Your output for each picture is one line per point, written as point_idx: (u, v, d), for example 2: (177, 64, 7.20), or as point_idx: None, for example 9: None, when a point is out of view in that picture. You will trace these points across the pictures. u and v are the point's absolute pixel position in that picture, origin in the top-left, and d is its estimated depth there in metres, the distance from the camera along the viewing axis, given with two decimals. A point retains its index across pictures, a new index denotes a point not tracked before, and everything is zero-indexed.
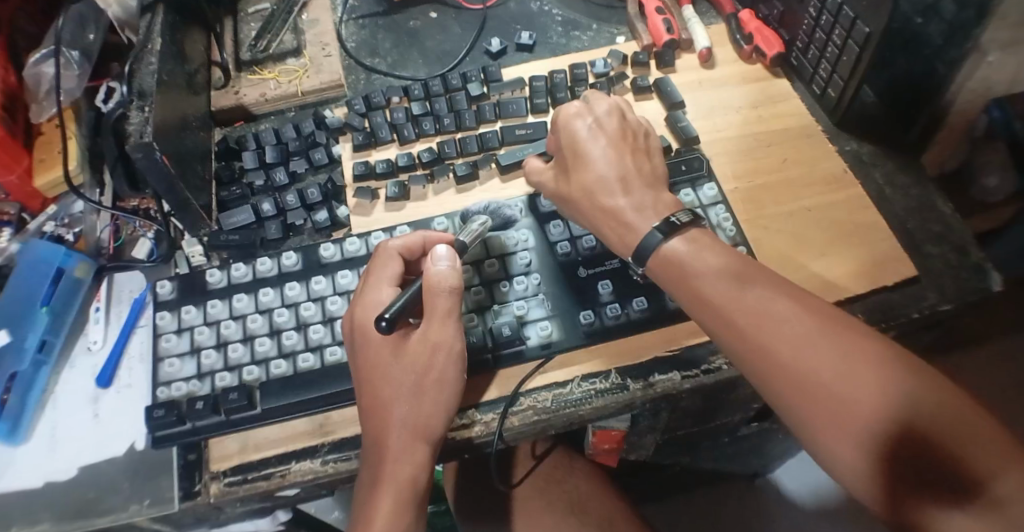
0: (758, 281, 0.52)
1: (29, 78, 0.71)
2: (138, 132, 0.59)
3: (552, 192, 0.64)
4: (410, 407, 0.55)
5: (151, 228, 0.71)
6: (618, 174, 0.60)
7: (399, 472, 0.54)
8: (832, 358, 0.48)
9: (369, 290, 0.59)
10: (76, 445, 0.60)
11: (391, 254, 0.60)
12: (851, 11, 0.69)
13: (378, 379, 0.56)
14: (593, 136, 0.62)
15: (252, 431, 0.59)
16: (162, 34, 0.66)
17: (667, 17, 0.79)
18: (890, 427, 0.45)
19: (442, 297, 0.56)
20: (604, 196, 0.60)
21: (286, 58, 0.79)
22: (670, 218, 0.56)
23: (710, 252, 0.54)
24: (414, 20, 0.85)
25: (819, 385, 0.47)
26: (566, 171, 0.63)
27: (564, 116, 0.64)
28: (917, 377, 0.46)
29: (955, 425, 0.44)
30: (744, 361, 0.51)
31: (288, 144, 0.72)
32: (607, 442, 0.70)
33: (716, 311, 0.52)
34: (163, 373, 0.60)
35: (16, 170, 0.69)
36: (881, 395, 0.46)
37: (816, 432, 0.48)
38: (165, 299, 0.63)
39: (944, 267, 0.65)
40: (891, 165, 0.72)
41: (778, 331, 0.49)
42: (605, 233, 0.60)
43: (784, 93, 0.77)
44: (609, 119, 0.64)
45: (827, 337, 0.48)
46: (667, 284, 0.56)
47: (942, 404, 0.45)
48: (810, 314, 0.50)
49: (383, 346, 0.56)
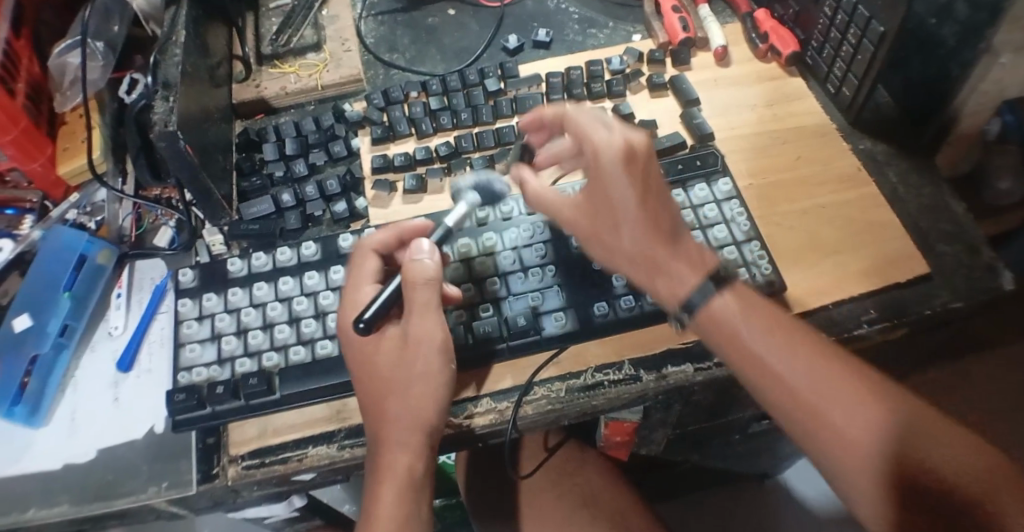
0: (801, 339, 0.56)
1: (54, 68, 0.73)
2: (162, 121, 0.61)
3: (587, 233, 0.60)
4: (399, 399, 0.56)
5: (172, 217, 0.73)
6: (660, 229, 0.58)
7: (394, 465, 0.55)
8: (872, 417, 0.52)
9: (351, 289, 0.59)
10: (95, 427, 0.61)
11: (366, 250, 0.61)
12: (866, 10, 0.69)
13: (365, 373, 0.57)
14: (641, 182, 0.57)
15: (270, 415, 0.60)
16: (186, 27, 0.68)
17: (683, 16, 0.80)
18: (924, 478, 0.50)
19: (421, 290, 0.57)
20: (648, 255, 0.58)
21: (307, 53, 0.80)
22: (711, 272, 0.58)
23: (754, 307, 0.57)
24: (433, 17, 0.86)
25: (846, 429, 0.52)
26: (610, 215, 0.58)
27: (601, 148, 0.57)
28: (945, 434, 0.52)
29: (959, 460, 0.51)
30: (788, 416, 0.55)
31: (308, 137, 0.73)
32: (618, 435, 0.71)
33: (764, 368, 0.55)
34: (184, 358, 0.61)
35: (40, 159, 0.70)
36: (896, 437, 0.52)
37: (856, 484, 0.52)
38: (188, 286, 0.64)
39: (956, 265, 0.65)
40: (904, 164, 0.72)
41: (825, 390, 0.54)
42: (655, 284, 0.58)
43: (799, 92, 0.78)
44: (645, 154, 0.58)
45: (866, 398, 0.53)
46: (710, 340, 0.57)
47: (968, 459, 0.51)
48: (851, 375, 0.54)
49: (365, 342, 0.57)
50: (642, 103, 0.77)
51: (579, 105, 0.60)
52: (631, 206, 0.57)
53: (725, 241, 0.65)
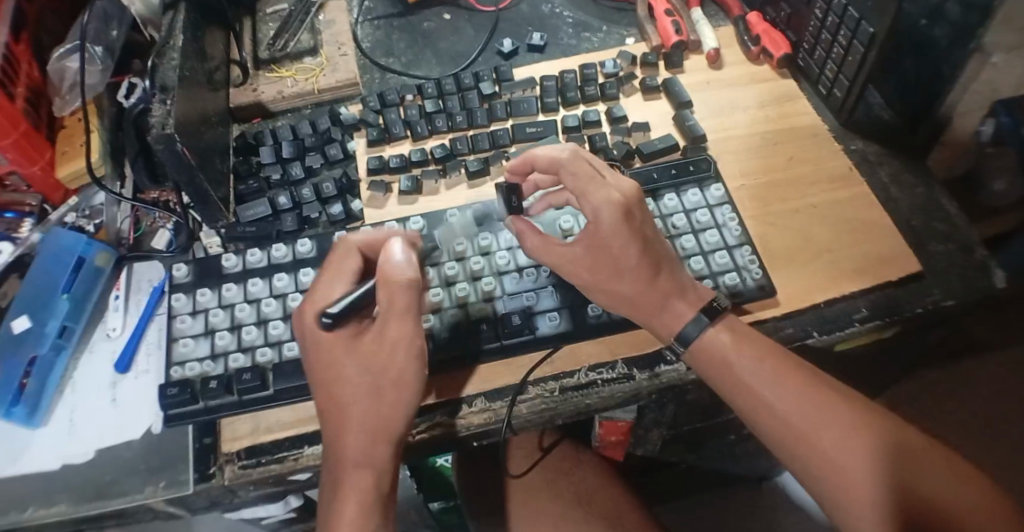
0: (794, 369, 0.58)
1: (53, 73, 0.73)
2: (160, 124, 0.61)
3: (588, 282, 0.59)
4: (362, 409, 0.54)
5: (170, 220, 0.74)
6: (655, 273, 0.59)
7: (360, 479, 0.53)
8: (863, 444, 0.55)
9: (324, 280, 0.58)
10: (93, 428, 0.62)
11: (350, 247, 0.59)
12: (856, 11, 0.70)
13: (328, 379, 0.55)
14: (642, 234, 0.58)
15: (264, 413, 0.60)
16: (183, 32, 0.68)
17: (676, 19, 0.81)
18: (910, 501, 0.53)
19: (401, 291, 0.54)
20: (650, 301, 0.59)
21: (304, 57, 0.81)
22: (711, 303, 0.60)
23: (746, 338, 0.59)
24: (429, 22, 0.86)
25: (838, 456, 0.55)
26: (611, 266, 0.58)
27: (599, 199, 0.57)
28: (927, 457, 0.56)
29: (945, 488, 0.54)
30: (782, 443, 0.57)
31: (304, 140, 0.73)
32: (613, 434, 0.72)
33: (756, 395, 0.57)
34: (177, 353, 0.61)
35: (39, 163, 0.70)
36: (886, 468, 0.54)
37: (848, 509, 0.54)
38: (181, 281, 0.65)
39: (949, 264, 0.66)
40: (897, 164, 0.73)
41: (816, 418, 0.56)
42: (652, 322, 0.60)
43: (792, 93, 0.78)
44: (634, 203, 0.58)
45: (856, 424, 0.56)
46: (704, 370, 0.59)
47: (949, 482, 0.55)
48: (843, 403, 0.57)
49: (335, 340, 0.55)
50: (636, 105, 0.77)
51: (572, 153, 0.59)
52: (635, 257, 0.58)
53: (717, 245, 0.66)
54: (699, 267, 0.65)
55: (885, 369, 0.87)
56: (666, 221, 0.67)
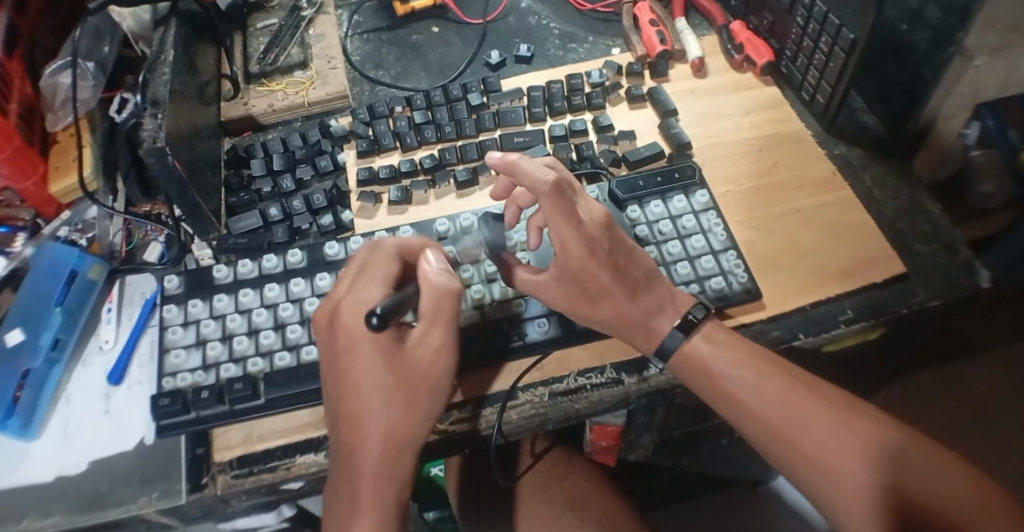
0: (777, 375, 0.58)
1: (46, 89, 0.74)
2: (151, 137, 0.62)
3: (564, 308, 0.60)
4: (388, 420, 0.53)
5: (162, 232, 0.74)
6: (632, 295, 0.59)
7: (381, 494, 0.52)
8: (851, 447, 0.55)
9: (362, 286, 0.56)
10: (86, 439, 0.62)
11: (389, 255, 0.58)
12: (837, 18, 0.71)
13: (350, 388, 0.53)
14: (614, 264, 0.58)
15: (256, 421, 0.61)
16: (174, 46, 0.70)
17: (660, 29, 0.82)
18: (905, 504, 0.53)
19: (446, 299, 0.56)
20: (634, 323, 0.60)
21: (294, 71, 0.82)
22: (686, 315, 0.60)
23: (725, 344, 0.59)
24: (417, 35, 0.88)
25: (824, 461, 0.55)
26: (586, 294, 0.59)
27: (571, 238, 0.57)
28: (921, 456, 0.55)
29: (941, 481, 0.54)
30: (771, 450, 0.58)
31: (295, 152, 0.75)
32: (604, 439, 0.73)
33: (740, 404, 0.58)
34: (169, 363, 0.62)
35: (33, 178, 0.71)
36: (878, 471, 0.54)
37: (840, 514, 0.55)
38: (174, 293, 0.66)
39: (932, 264, 0.67)
40: (880, 168, 0.74)
41: (801, 424, 0.57)
42: (632, 335, 0.60)
43: (775, 101, 0.80)
44: (603, 234, 0.57)
45: (844, 427, 0.56)
46: (688, 379, 0.60)
47: (948, 481, 0.54)
48: (827, 406, 0.57)
49: (375, 346, 0.53)
50: (622, 114, 0.79)
51: (557, 182, 0.55)
52: (609, 286, 0.58)
53: (703, 250, 0.67)
54: (685, 272, 0.65)
55: (874, 371, 0.88)
56: (652, 227, 0.68)
